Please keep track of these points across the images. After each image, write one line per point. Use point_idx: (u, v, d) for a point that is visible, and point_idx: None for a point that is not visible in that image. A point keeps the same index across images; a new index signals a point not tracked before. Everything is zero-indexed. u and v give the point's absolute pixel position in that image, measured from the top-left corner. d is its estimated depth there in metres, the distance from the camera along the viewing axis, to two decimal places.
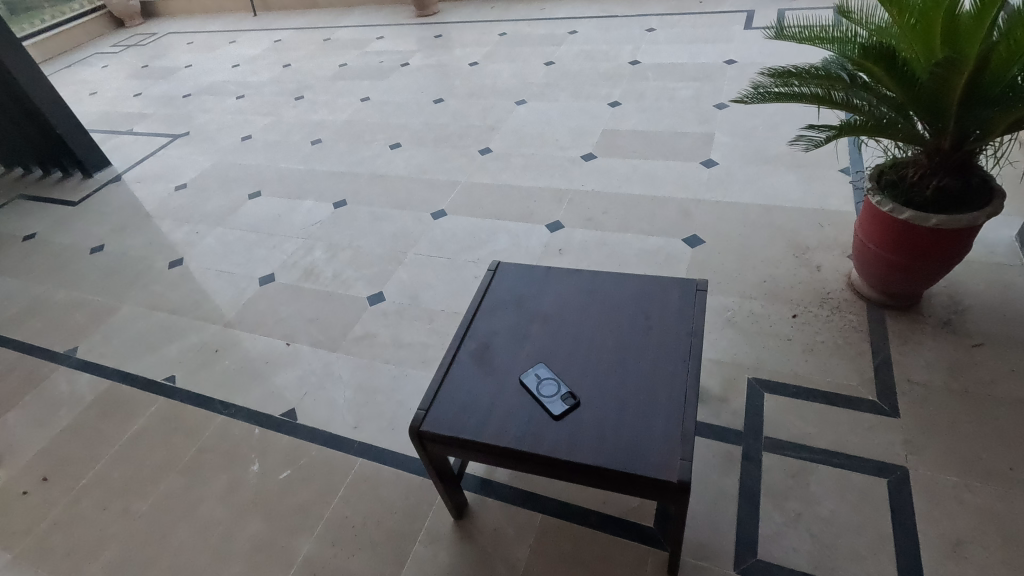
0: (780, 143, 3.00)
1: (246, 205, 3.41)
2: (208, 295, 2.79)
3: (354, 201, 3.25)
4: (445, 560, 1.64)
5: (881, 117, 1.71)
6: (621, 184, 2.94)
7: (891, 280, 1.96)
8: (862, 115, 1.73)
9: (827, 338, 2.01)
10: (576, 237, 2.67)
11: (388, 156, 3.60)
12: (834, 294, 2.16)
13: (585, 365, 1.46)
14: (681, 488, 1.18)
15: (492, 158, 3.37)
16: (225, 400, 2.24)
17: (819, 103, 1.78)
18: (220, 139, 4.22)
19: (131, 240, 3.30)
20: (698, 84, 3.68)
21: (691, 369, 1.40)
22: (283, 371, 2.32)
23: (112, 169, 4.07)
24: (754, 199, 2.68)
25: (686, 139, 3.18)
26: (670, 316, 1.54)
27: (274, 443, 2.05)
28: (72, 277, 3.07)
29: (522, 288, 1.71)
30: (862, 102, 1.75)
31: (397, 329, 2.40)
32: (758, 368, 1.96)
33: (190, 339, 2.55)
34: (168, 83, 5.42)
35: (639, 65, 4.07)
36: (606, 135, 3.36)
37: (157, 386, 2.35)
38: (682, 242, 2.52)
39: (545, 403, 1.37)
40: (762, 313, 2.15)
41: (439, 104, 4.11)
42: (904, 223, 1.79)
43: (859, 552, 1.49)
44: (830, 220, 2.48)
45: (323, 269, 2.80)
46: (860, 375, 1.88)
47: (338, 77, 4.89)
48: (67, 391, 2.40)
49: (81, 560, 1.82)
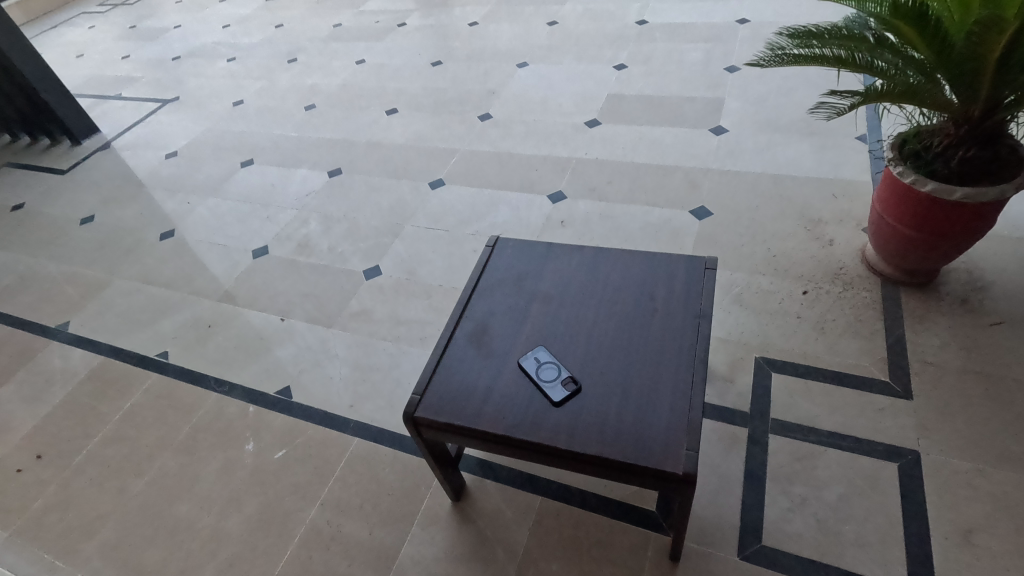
0: (793, 108, 2.86)
1: (239, 174, 3.30)
2: (201, 268, 2.72)
3: (349, 170, 3.15)
4: (443, 543, 1.61)
5: (908, 82, 1.57)
6: (626, 153, 2.82)
7: (909, 255, 1.87)
8: (888, 79, 1.60)
9: (839, 317, 1.93)
10: (579, 209, 2.58)
11: (385, 123, 3.48)
12: (847, 270, 2.07)
13: (587, 346, 1.40)
14: (685, 481, 1.12)
15: (492, 125, 3.24)
16: (219, 377, 2.19)
17: (842, 66, 1.66)
18: (211, 104, 4.07)
19: (122, 211, 3.22)
20: (709, 45, 3.51)
21: (697, 353, 1.32)
22: (277, 348, 2.26)
23: (101, 136, 3.94)
24: (765, 168, 2.57)
25: (694, 105, 3.04)
26: (676, 296, 1.46)
27: (270, 422, 2.01)
28: (62, 249, 3.00)
29: (522, 266, 1.63)
30: (888, 66, 1.62)
31: (393, 305, 2.34)
32: (766, 347, 1.90)
33: (183, 314, 2.49)
34: (156, 45, 5.22)
35: (646, 26, 3.89)
36: (611, 100, 3.22)
37: (149, 362, 2.30)
38: (688, 214, 2.43)
39: (543, 386, 1.32)
40: (771, 289, 2.07)
41: (437, 67, 3.95)
42: (925, 197, 1.70)
43: (866, 539, 1.45)
44: (844, 191, 2.37)
45: (318, 241, 2.72)
46: (872, 356, 1.81)
47: (333, 39, 4.70)
48: (59, 367, 2.35)
49: (78, 539, 1.80)
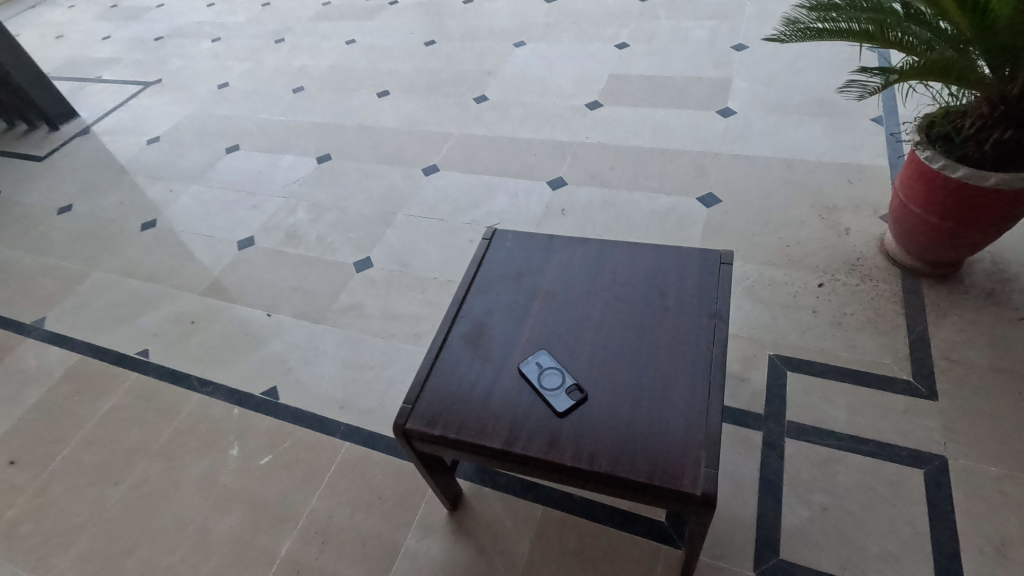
0: (805, 88, 2.72)
1: (223, 160, 3.16)
2: (184, 259, 2.59)
3: (339, 155, 3.00)
4: (439, 556, 1.52)
5: (942, 58, 1.43)
6: (630, 137, 2.69)
7: (934, 245, 1.76)
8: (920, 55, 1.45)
9: (857, 311, 1.83)
10: (580, 196, 2.45)
11: (376, 105, 3.32)
12: (864, 260, 1.96)
13: (593, 350, 1.29)
14: (704, 502, 1.02)
15: (488, 108, 3.09)
16: (201, 376, 2.08)
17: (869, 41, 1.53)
18: (195, 86, 3.90)
19: (101, 199, 3.07)
20: (715, 23, 3.35)
21: (714, 358, 1.21)
22: (263, 345, 2.14)
23: (80, 121, 3.78)
24: (776, 152, 2.44)
25: (700, 85, 2.90)
26: (689, 294, 1.35)
27: (256, 425, 1.90)
28: (39, 240, 2.86)
29: (521, 260, 1.51)
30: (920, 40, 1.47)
31: (385, 298, 2.22)
32: (781, 344, 1.79)
33: (165, 309, 2.37)
34: (137, 25, 5.01)
35: (648, 2, 3.72)
36: (613, 81, 3.07)
37: (129, 361, 2.18)
38: (696, 202, 2.31)
39: (545, 393, 1.21)
40: (785, 281, 1.96)
41: (431, 47, 3.79)
42: (955, 183, 1.58)
43: (891, 552, 1.36)
44: (860, 175, 2.25)
45: (306, 231, 2.59)
46: (893, 353, 1.70)
47: (322, 18, 4.51)
48: (34, 366, 2.23)
49: (53, 551, 1.70)
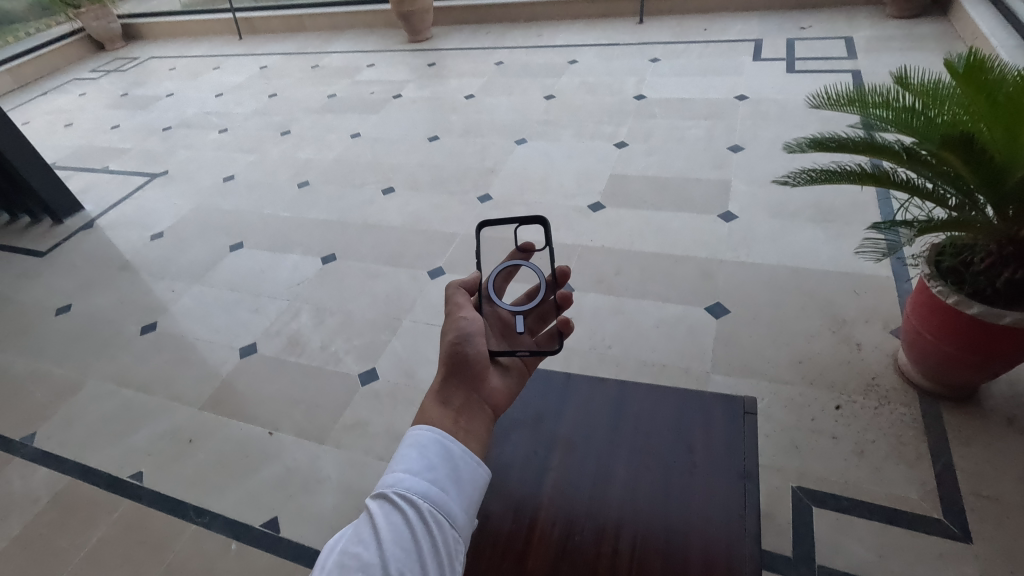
0: (803, 191, 2.79)
1: (227, 258, 3.15)
2: (182, 367, 2.52)
3: (344, 255, 3.01)
4: None
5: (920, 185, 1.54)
6: (634, 240, 2.72)
7: (950, 372, 1.73)
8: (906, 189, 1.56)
9: (878, 437, 1.78)
10: (587, 302, 2.45)
11: (381, 202, 3.36)
12: (880, 380, 1.94)
13: (618, 511, 1.22)
14: None
15: (492, 207, 3.13)
16: (196, 505, 1.97)
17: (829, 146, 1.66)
18: (200, 179, 3.95)
19: (100, 297, 3.01)
20: (710, 122, 3.46)
21: (748, 526, 1.15)
22: (264, 468, 2.06)
23: (85, 214, 3.76)
24: (781, 259, 2.46)
25: (701, 187, 2.96)
26: (717, 448, 1.30)
27: (253, 564, 1.79)
28: (32, 343, 2.77)
29: (538, 403, 1.47)
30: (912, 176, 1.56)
31: (391, 416, 2.16)
32: (804, 475, 1.73)
33: (161, 424, 2.29)
34: (148, 113, 5.12)
35: (644, 100, 3.84)
36: (614, 181, 3.13)
37: (120, 485, 2.08)
38: (704, 311, 2.31)
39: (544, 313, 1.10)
40: (801, 402, 1.92)
41: (433, 141, 3.86)
42: (969, 318, 1.56)
43: None
44: (866, 286, 2.26)
45: (310, 337, 2.56)
46: (919, 487, 1.65)
47: (327, 109, 4.61)
48: (20, 491, 2.12)
49: None
